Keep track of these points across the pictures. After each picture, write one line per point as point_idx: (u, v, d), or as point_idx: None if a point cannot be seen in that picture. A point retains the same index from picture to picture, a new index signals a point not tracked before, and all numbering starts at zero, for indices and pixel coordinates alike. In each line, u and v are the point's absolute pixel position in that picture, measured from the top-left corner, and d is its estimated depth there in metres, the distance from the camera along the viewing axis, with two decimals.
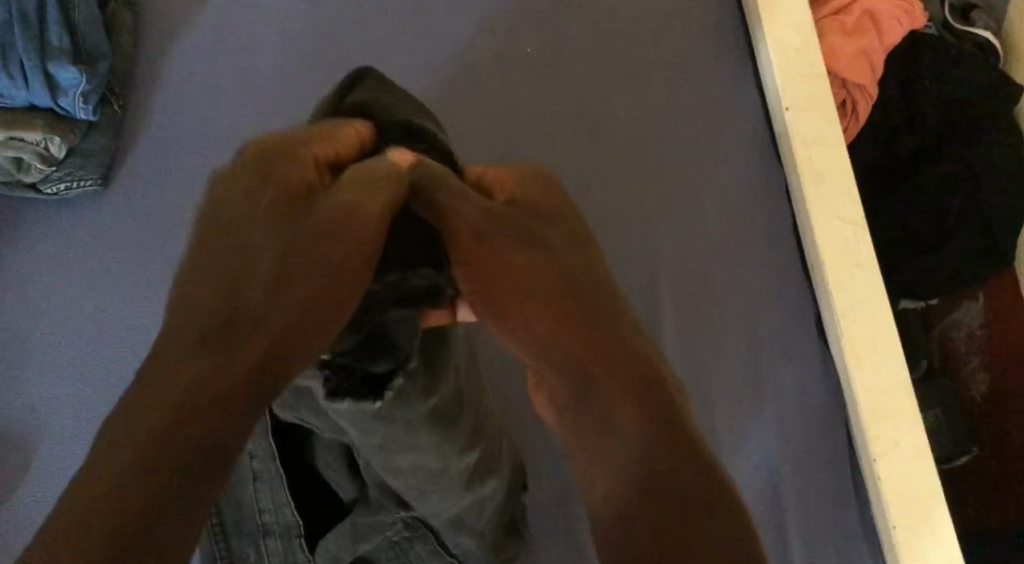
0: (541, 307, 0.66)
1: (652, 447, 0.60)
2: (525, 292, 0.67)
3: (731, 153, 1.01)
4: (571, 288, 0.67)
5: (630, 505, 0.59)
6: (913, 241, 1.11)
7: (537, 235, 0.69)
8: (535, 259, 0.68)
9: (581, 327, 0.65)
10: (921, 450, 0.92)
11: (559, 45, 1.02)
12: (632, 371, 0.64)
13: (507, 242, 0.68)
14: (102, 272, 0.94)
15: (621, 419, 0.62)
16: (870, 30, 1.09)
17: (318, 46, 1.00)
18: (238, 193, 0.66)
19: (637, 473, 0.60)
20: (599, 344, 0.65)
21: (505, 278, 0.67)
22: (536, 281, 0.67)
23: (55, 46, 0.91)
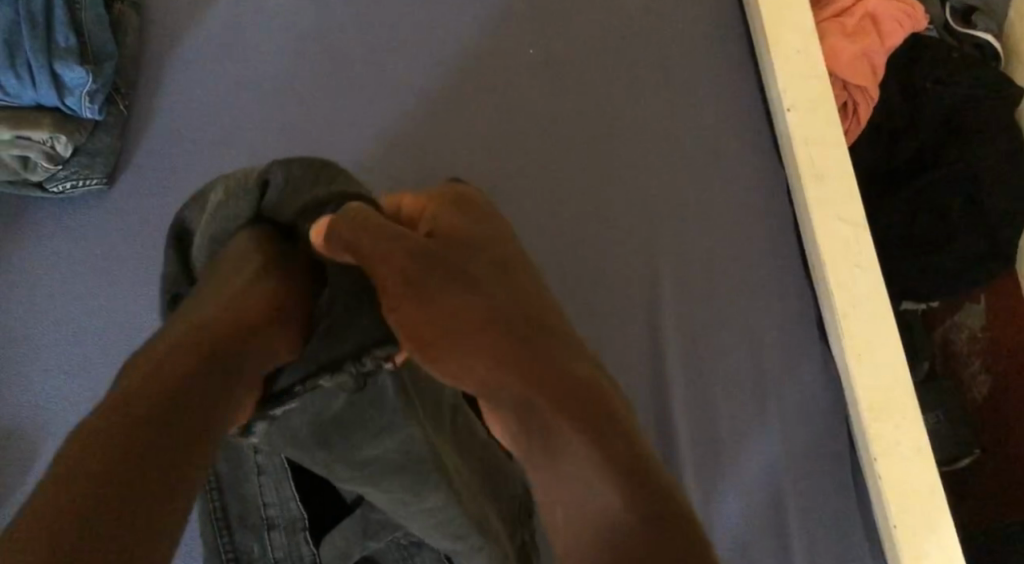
0: (477, 343, 0.67)
1: (608, 472, 0.60)
2: (454, 326, 0.67)
3: (732, 153, 1.01)
4: (509, 322, 0.68)
5: (593, 526, 0.59)
6: (912, 243, 1.12)
7: (467, 271, 0.70)
8: (470, 301, 0.68)
9: (521, 364, 0.66)
10: (922, 449, 0.93)
11: (562, 45, 1.02)
12: (586, 397, 0.64)
13: (437, 279, 0.69)
14: (106, 269, 0.94)
15: (574, 448, 0.62)
16: (871, 33, 1.09)
17: (322, 47, 1.01)
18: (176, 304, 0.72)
19: (594, 495, 0.59)
20: (541, 375, 0.65)
21: (438, 317, 0.68)
22: (467, 314, 0.68)
23: (62, 46, 0.92)
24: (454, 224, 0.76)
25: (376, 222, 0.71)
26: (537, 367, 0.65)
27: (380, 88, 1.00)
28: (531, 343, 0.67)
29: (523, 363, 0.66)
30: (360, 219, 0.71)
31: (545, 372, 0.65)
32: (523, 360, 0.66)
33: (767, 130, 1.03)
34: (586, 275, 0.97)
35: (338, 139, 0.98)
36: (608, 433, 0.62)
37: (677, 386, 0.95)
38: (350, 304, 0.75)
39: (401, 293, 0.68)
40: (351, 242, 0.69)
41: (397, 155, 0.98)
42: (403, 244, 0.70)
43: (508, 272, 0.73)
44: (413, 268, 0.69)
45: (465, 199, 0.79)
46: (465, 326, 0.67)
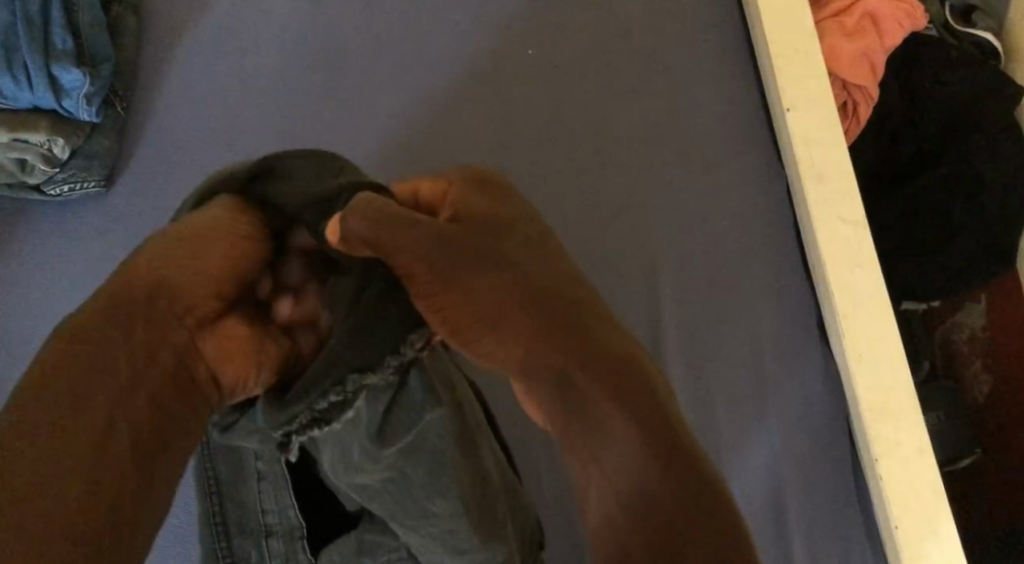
0: (514, 327, 0.64)
1: (647, 454, 0.58)
2: (489, 311, 0.64)
3: (732, 153, 1.01)
4: (542, 297, 0.64)
5: (631, 507, 0.57)
6: (912, 242, 1.12)
7: (497, 246, 0.66)
8: (500, 280, 0.65)
9: (552, 344, 0.63)
10: (924, 449, 0.92)
11: (561, 46, 1.02)
12: (621, 377, 0.62)
13: (467, 265, 0.65)
14: (104, 270, 0.94)
15: (612, 423, 0.60)
16: (871, 32, 1.09)
17: (320, 48, 1.00)
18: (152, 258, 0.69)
19: (630, 469, 0.59)
20: (574, 356, 0.63)
21: (472, 304, 0.64)
22: (504, 297, 0.64)
23: (59, 48, 0.92)
24: (477, 200, 0.70)
25: (395, 210, 0.67)
26: (571, 347, 0.63)
27: (379, 89, 1.00)
28: (564, 320, 0.64)
29: (557, 340, 0.63)
30: (377, 207, 0.67)
31: (582, 350, 0.63)
32: (557, 338, 0.63)
33: (767, 130, 1.03)
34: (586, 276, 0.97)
35: (337, 140, 0.98)
36: (646, 409, 0.61)
37: (677, 387, 0.95)
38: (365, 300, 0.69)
39: (428, 281, 0.65)
40: (369, 233, 0.66)
41: (396, 156, 0.98)
42: (425, 228, 0.66)
43: (547, 249, 0.69)
44: (442, 255, 0.65)
45: (484, 177, 0.74)
46: (497, 305, 0.64)
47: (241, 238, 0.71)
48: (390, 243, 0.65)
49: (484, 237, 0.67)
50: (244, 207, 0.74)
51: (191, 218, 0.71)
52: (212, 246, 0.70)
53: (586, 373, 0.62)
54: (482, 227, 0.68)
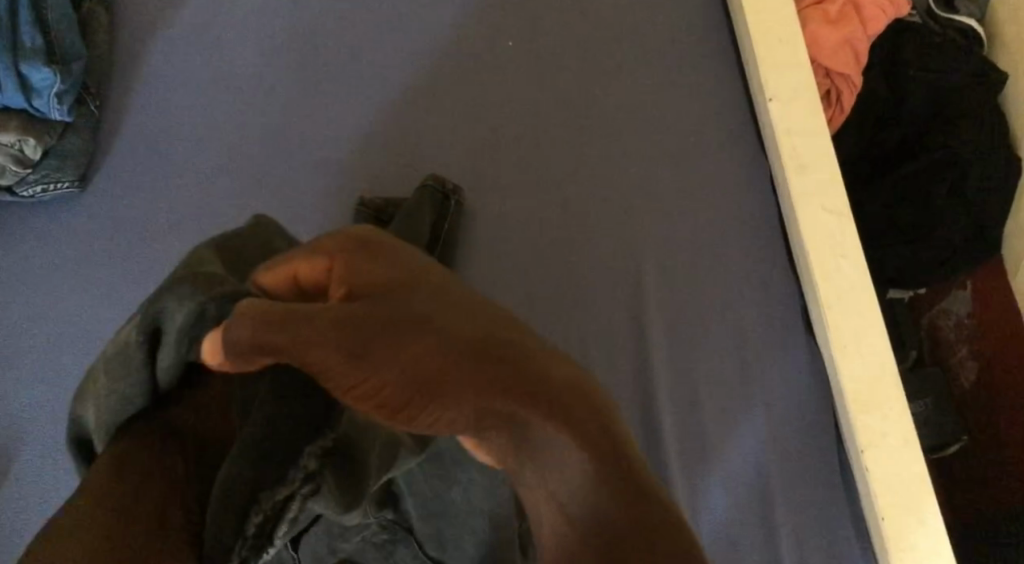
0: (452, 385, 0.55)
1: (593, 488, 0.54)
2: (416, 373, 0.56)
3: (714, 145, 1.00)
4: (456, 344, 0.57)
5: (579, 538, 0.53)
6: (899, 230, 1.11)
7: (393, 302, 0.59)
8: (420, 340, 0.57)
9: (476, 398, 0.55)
10: (909, 439, 0.92)
11: (542, 38, 1.01)
12: (561, 417, 0.55)
13: (384, 336, 0.57)
14: (82, 272, 0.93)
15: (550, 451, 0.55)
16: (854, 19, 1.08)
17: (297, 42, 0.99)
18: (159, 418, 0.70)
19: (577, 494, 0.54)
20: (503, 401, 0.55)
21: (402, 373, 0.56)
22: (425, 355, 0.56)
23: (28, 45, 0.90)
24: (363, 264, 0.63)
25: (276, 307, 0.60)
26: (499, 387, 0.55)
27: (356, 83, 0.98)
28: (484, 365, 0.56)
29: (480, 390, 0.55)
30: (261, 310, 0.61)
31: (508, 394, 0.55)
32: (481, 384, 0.55)
33: (751, 120, 1.02)
34: (567, 271, 0.96)
35: (316, 137, 0.97)
36: (592, 433, 0.55)
37: (662, 381, 0.94)
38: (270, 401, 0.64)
39: (346, 365, 0.56)
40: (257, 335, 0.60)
41: (376, 151, 0.97)
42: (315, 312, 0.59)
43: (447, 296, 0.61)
44: (357, 337, 0.57)
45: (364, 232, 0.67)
46: (408, 368, 0.56)
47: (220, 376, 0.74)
48: (291, 341, 0.58)
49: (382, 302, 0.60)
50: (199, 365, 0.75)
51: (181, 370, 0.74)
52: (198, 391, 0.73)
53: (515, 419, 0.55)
54: (381, 298, 0.60)
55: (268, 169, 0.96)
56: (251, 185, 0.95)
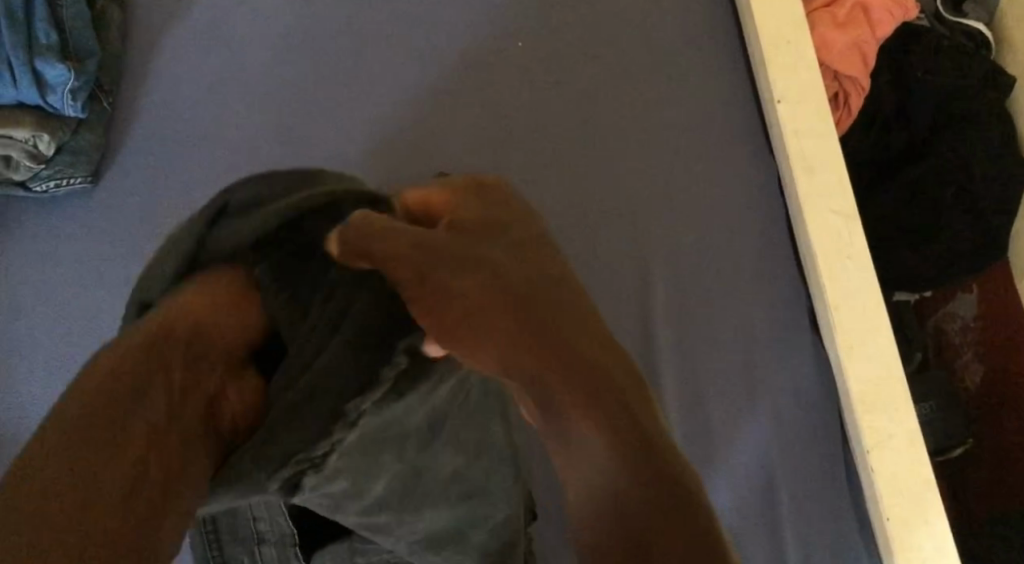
0: (505, 326, 0.63)
1: (631, 465, 0.62)
2: (481, 307, 0.63)
3: (723, 146, 1.00)
4: (523, 296, 0.65)
5: (606, 509, 0.61)
6: (905, 232, 1.12)
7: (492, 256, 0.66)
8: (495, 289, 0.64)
9: (541, 370, 0.63)
10: (915, 440, 0.92)
11: (552, 39, 1.01)
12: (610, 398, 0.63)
13: (469, 273, 0.65)
14: (90, 270, 0.94)
15: (583, 426, 0.62)
16: (862, 23, 1.08)
17: (309, 41, 1.00)
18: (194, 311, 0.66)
19: (601, 465, 0.62)
20: (569, 373, 0.63)
21: (465, 311, 0.63)
22: (497, 297, 0.64)
23: (42, 43, 0.91)
24: (476, 205, 0.70)
25: (385, 226, 0.67)
26: (551, 346, 0.63)
27: (367, 81, 0.99)
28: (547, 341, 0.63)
29: (544, 358, 0.63)
30: (372, 222, 0.67)
31: (581, 368, 0.64)
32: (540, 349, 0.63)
33: (759, 121, 1.03)
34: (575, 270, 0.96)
35: (326, 136, 0.97)
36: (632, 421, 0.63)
37: (668, 381, 0.95)
38: (354, 313, 0.69)
39: (422, 294, 0.64)
40: (359, 245, 0.66)
41: (386, 148, 0.98)
42: (412, 250, 0.65)
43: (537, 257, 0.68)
44: (439, 271, 0.65)
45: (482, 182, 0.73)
46: (487, 323, 0.63)
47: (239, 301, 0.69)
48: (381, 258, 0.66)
49: (484, 238, 0.68)
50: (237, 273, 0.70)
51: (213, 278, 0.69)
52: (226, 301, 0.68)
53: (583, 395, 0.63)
54: (478, 238, 0.68)
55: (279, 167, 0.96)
56: None
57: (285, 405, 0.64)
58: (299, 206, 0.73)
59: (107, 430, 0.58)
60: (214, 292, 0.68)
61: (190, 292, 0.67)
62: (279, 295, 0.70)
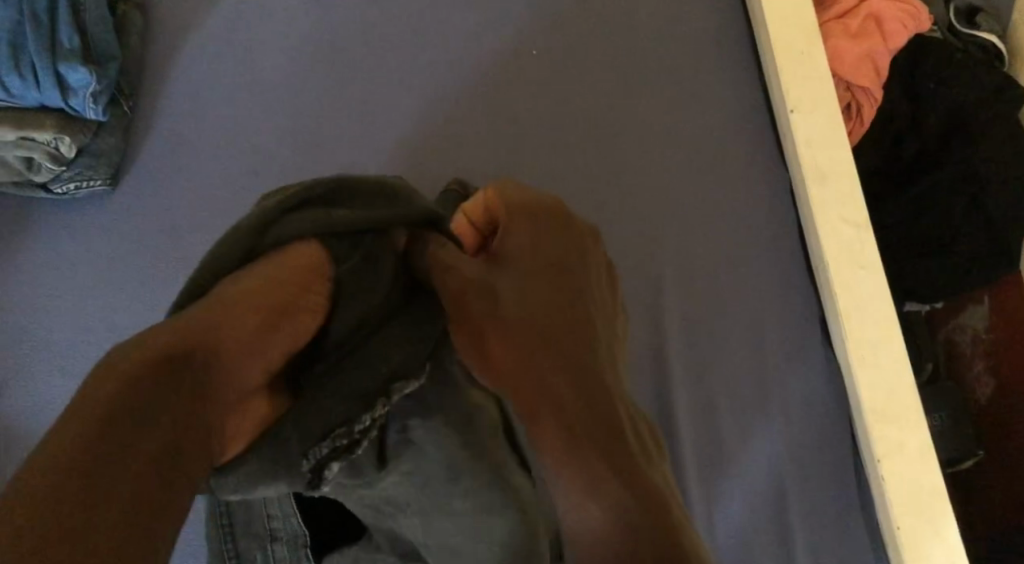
0: (529, 352, 0.73)
1: (626, 503, 0.63)
2: (512, 337, 0.74)
3: (735, 155, 1.01)
4: (550, 328, 0.74)
5: (601, 515, 0.63)
6: (916, 244, 1.13)
7: (544, 284, 0.76)
8: (525, 322, 0.74)
9: (554, 389, 0.70)
10: (926, 450, 0.93)
11: (567, 48, 1.02)
12: (604, 432, 0.67)
13: (507, 307, 0.75)
14: (100, 271, 0.95)
15: (574, 459, 0.66)
16: (875, 34, 1.09)
17: (326, 48, 1.01)
18: (262, 300, 0.69)
19: (587, 488, 0.64)
20: (574, 404, 0.69)
21: (501, 338, 0.74)
22: (527, 327, 0.74)
23: (66, 46, 0.92)
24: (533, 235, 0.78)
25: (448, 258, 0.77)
26: (568, 370, 0.71)
27: (383, 85, 1.00)
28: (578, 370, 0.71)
29: (555, 395, 0.70)
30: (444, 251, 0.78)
31: (586, 401, 0.69)
32: (551, 375, 0.71)
33: (772, 130, 1.03)
34: None
35: (342, 141, 0.98)
36: (630, 466, 0.66)
37: (681, 387, 0.95)
38: (398, 326, 0.77)
39: (468, 321, 0.76)
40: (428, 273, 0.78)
41: (401, 152, 0.99)
42: (473, 278, 0.76)
43: (574, 292, 0.76)
44: (482, 304, 0.75)
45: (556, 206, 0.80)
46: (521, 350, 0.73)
47: (305, 293, 0.72)
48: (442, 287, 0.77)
49: (528, 270, 0.77)
50: (311, 259, 0.74)
51: (278, 262, 0.72)
52: (292, 291, 0.71)
53: (571, 427, 0.68)
54: (524, 271, 0.77)
55: (296, 171, 0.97)
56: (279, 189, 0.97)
57: (327, 400, 0.71)
58: (368, 222, 0.77)
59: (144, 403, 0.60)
60: (282, 279, 0.71)
61: (248, 284, 0.70)
62: (351, 296, 0.75)
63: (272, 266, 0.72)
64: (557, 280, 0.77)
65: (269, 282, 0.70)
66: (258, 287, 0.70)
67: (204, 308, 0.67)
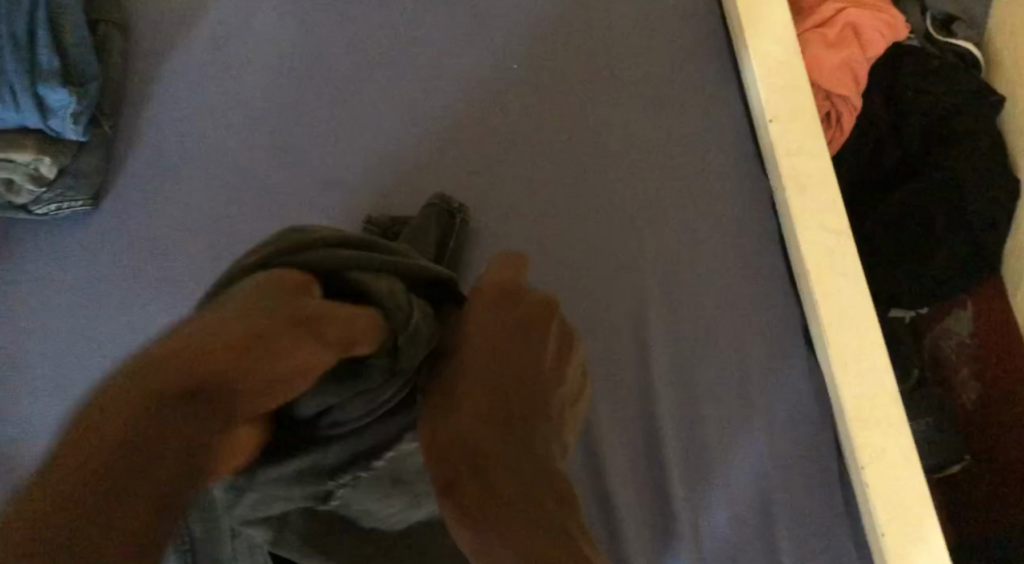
0: (475, 395, 0.73)
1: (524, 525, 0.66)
2: (468, 384, 0.74)
3: (714, 166, 1.01)
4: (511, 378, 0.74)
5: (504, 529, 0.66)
6: (901, 249, 1.13)
7: (509, 345, 0.76)
8: (488, 371, 0.75)
9: (480, 445, 0.70)
10: (909, 457, 0.93)
11: (546, 62, 1.03)
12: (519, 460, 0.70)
13: (479, 358, 0.76)
14: (86, 346, 0.94)
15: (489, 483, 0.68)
16: (853, 43, 1.10)
17: (307, 64, 1.01)
18: (306, 346, 0.66)
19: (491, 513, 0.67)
20: (493, 455, 0.70)
21: (462, 382, 0.74)
22: (483, 376, 0.74)
23: (45, 67, 0.92)
24: (528, 311, 0.79)
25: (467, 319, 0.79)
26: (503, 411, 0.72)
27: (364, 103, 1.01)
28: (512, 426, 0.72)
29: (485, 426, 0.71)
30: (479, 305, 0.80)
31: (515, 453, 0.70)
32: (489, 412, 0.72)
33: (752, 141, 1.04)
34: (570, 289, 0.97)
35: (325, 156, 0.99)
36: (526, 494, 0.68)
37: (665, 398, 0.95)
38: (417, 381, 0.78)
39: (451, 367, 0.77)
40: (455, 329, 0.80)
41: (383, 170, 0.99)
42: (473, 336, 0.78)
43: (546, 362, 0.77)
44: (470, 355, 0.76)
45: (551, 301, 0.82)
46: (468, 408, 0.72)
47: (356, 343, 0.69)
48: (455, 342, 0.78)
49: (518, 332, 0.77)
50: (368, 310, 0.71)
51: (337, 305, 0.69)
52: (345, 339, 0.68)
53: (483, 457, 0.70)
54: (514, 333, 0.77)
55: (278, 187, 0.98)
56: (260, 205, 0.97)
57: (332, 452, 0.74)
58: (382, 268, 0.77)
59: (158, 432, 0.60)
60: (337, 323, 0.68)
61: (300, 318, 0.67)
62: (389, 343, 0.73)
63: (329, 305, 0.69)
64: (525, 349, 0.76)
65: (325, 327, 0.67)
66: (309, 324, 0.67)
67: (249, 341, 0.65)
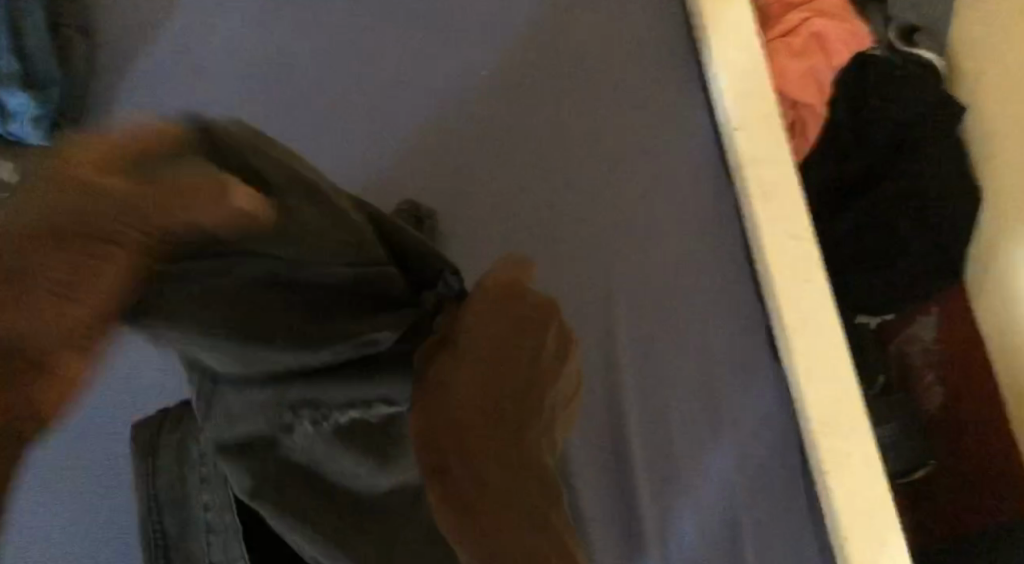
0: (478, 380, 0.64)
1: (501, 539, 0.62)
2: (476, 366, 0.64)
3: (681, 174, 1.02)
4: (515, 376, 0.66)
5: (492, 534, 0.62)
6: (866, 258, 1.14)
7: (514, 341, 0.67)
8: (496, 361, 0.66)
9: (474, 434, 0.62)
10: (871, 460, 0.94)
11: (514, 70, 1.03)
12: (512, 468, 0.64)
13: (488, 343, 0.66)
14: None
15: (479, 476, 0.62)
16: (817, 53, 1.15)
17: (274, 71, 1.01)
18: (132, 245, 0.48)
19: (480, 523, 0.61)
20: (486, 444, 0.63)
21: (465, 362, 0.64)
22: (490, 364, 0.65)
23: (3, 72, 0.92)
24: (540, 313, 0.72)
25: (477, 306, 0.68)
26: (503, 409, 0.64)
27: (331, 113, 1.01)
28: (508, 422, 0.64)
29: (485, 413, 0.63)
30: (492, 294, 0.69)
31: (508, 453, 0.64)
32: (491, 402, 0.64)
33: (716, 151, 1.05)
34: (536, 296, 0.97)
35: None
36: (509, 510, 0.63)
37: (632, 405, 0.95)
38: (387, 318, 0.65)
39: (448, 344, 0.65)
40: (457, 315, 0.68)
41: (348, 180, 0.99)
42: (484, 320, 0.67)
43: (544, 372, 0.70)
44: (475, 342, 0.65)
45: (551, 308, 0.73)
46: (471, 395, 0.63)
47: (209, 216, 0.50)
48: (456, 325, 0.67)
49: (529, 330, 0.69)
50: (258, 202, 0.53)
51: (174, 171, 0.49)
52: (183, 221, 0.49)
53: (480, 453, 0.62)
54: (526, 329, 0.69)
55: None
56: None
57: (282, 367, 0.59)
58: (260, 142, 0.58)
59: None
60: (175, 194, 0.48)
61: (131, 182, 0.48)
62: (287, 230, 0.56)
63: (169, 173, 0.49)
64: (531, 352, 0.69)
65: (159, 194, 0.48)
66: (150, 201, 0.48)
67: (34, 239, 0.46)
